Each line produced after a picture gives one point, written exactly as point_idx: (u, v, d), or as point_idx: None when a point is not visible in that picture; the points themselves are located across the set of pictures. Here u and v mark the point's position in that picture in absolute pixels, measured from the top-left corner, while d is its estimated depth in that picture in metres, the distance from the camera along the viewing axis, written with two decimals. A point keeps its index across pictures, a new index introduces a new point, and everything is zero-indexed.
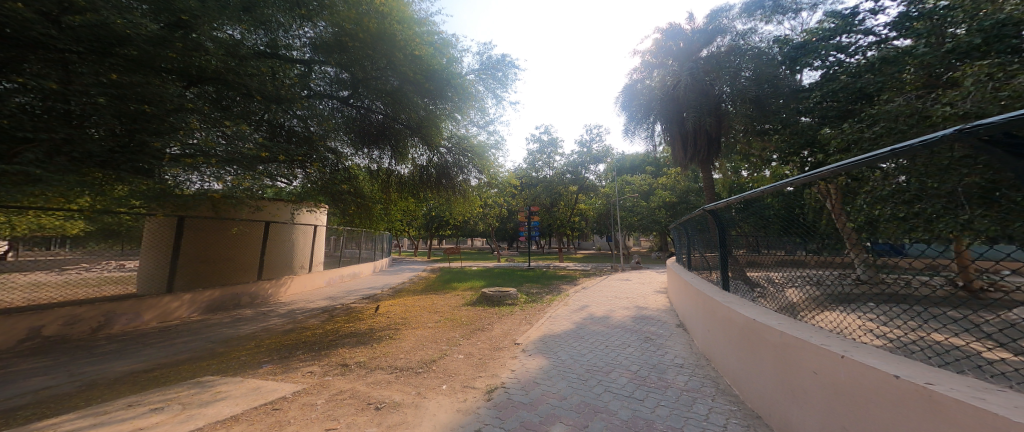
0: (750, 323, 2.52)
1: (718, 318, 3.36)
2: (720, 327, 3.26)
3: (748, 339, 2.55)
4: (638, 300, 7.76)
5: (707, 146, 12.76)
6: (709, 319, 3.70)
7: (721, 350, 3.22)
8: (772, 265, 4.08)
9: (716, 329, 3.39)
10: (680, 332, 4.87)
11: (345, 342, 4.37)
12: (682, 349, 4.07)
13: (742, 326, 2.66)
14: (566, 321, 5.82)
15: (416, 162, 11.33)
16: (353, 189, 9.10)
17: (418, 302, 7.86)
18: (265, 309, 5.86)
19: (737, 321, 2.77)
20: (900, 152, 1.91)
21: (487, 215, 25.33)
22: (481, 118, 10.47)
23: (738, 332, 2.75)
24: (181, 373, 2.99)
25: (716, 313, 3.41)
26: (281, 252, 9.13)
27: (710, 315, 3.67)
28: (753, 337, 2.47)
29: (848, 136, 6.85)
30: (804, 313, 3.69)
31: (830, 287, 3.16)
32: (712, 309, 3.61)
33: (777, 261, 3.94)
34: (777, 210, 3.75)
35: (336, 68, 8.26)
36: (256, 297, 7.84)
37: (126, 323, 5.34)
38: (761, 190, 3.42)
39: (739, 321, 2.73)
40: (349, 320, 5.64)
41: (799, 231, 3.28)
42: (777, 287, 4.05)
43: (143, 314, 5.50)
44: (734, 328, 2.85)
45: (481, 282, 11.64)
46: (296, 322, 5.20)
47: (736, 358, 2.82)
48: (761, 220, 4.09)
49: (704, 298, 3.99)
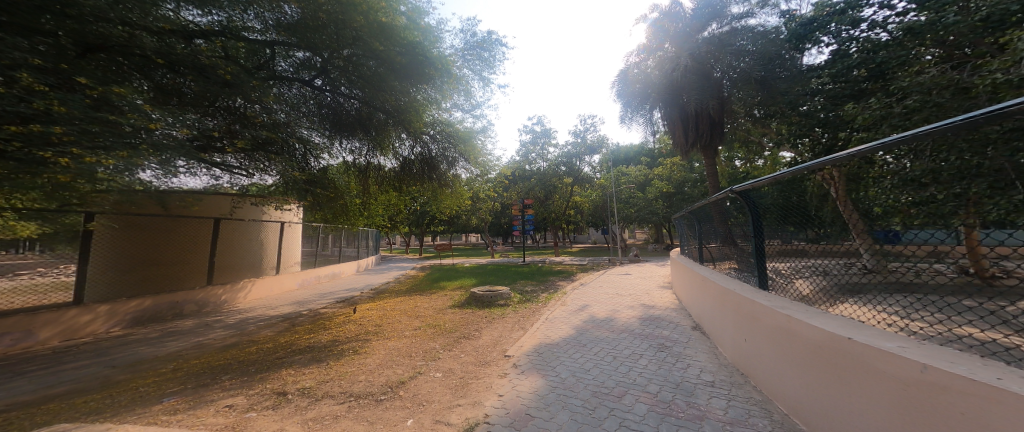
0: (830, 338, 1.80)
1: (759, 326, 2.65)
2: (765, 338, 2.54)
3: (827, 361, 1.82)
4: (642, 297, 7.05)
5: (709, 131, 11.89)
6: (742, 325, 3.00)
7: (770, 368, 2.47)
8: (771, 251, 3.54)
9: (757, 339, 2.68)
10: (697, 337, 4.17)
11: (294, 360, 3.54)
12: (706, 361, 3.35)
13: (813, 344, 1.93)
14: (564, 326, 5.09)
15: (399, 154, 10.40)
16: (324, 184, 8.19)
17: (398, 305, 7.03)
18: (212, 319, 5.00)
19: (800, 334, 2.06)
20: (997, 119, 1.35)
21: (481, 209, 24.40)
22: (466, 101, 9.50)
23: (804, 351, 2.02)
24: (27, 422, 2.16)
25: (757, 321, 2.70)
26: (239, 252, 8.29)
27: (743, 320, 2.97)
28: (838, 360, 1.74)
29: (872, 112, 5.97)
30: (820, 306, 3.16)
31: (837, 278, 2.86)
32: (746, 314, 2.91)
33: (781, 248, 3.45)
34: (791, 197, 3.23)
35: (305, 51, 7.35)
36: (204, 304, 6.91)
37: (14, 344, 4.38)
38: (775, 176, 2.87)
39: (805, 334, 2.02)
40: (311, 329, 4.83)
41: (818, 221, 2.77)
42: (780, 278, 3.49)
43: (40, 331, 4.54)
44: (795, 343, 2.13)
45: (472, 281, 10.77)
46: (243, 334, 4.35)
47: (802, 384, 2.07)
48: (773, 211, 3.56)
49: (731, 298, 3.28)
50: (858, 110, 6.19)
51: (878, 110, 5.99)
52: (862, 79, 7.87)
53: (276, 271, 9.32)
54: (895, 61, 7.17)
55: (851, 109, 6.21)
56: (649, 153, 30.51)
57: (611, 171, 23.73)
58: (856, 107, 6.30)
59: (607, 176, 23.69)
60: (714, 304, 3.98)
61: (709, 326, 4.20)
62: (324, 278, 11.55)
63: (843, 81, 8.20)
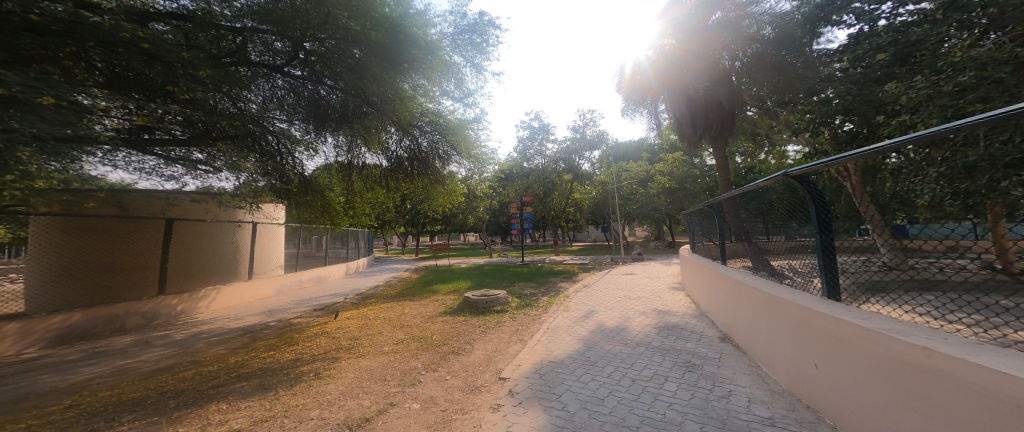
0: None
1: (853, 353, 1.90)
2: (866, 372, 1.79)
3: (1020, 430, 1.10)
4: (654, 301, 6.34)
5: (719, 121, 11.10)
6: (815, 348, 2.24)
7: (875, 417, 1.74)
8: (822, 249, 2.87)
9: (849, 371, 1.93)
10: (728, 351, 3.51)
11: (234, 389, 2.82)
12: (750, 386, 2.68)
13: (985, 395, 1.21)
14: (569, 337, 4.41)
15: (388, 151, 9.66)
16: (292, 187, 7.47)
17: (384, 313, 6.32)
18: (157, 334, 4.26)
19: (956, 379, 1.32)
20: None
21: (477, 208, 23.54)
22: (459, 90, 8.74)
23: (966, 409, 1.27)
24: None
25: (847, 345, 1.95)
26: (205, 256, 7.60)
27: (817, 341, 2.22)
28: None
29: (915, 91, 5.29)
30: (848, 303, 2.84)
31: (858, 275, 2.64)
32: (824, 334, 2.16)
33: (830, 244, 2.80)
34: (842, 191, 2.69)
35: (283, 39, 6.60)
36: (154, 316, 6.16)
37: None
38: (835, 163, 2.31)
39: (967, 380, 1.28)
40: (275, 345, 4.12)
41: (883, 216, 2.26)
42: (828, 283, 2.85)
43: None
44: (939, 391, 1.40)
45: (467, 284, 10.05)
46: (185, 353, 3.63)
47: None
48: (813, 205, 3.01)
49: (790, 311, 2.57)
50: (899, 89, 5.51)
51: (923, 89, 5.30)
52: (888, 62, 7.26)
53: (248, 276, 8.55)
54: (926, 40, 6.58)
55: (890, 88, 5.52)
56: (650, 152, 29.90)
57: (611, 168, 23.02)
58: (895, 87, 5.62)
59: (608, 172, 22.90)
60: (755, 315, 3.24)
61: (745, 340, 3.48)
62: (307, 282, 10.79)
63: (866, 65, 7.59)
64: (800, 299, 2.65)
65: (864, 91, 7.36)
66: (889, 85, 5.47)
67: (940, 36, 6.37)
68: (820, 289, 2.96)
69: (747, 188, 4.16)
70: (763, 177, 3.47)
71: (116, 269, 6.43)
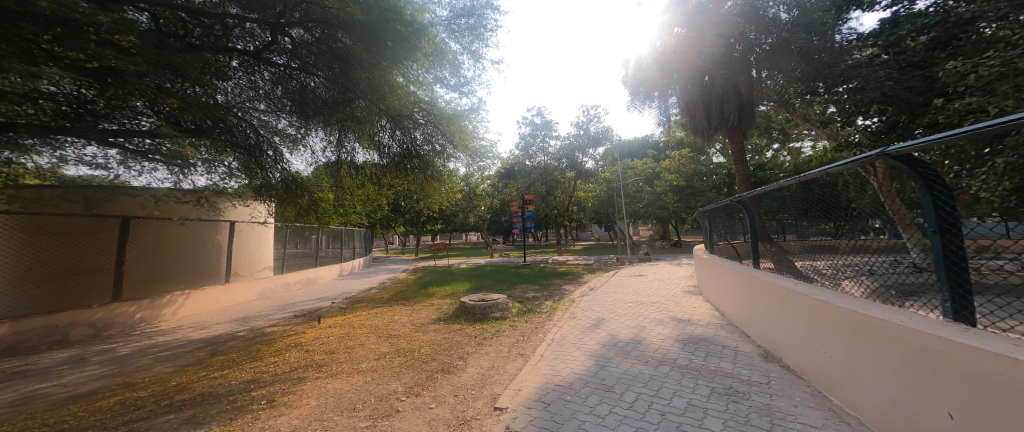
0: None
1: (1009, 402, 1.26)
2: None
3: None
4: (671, 308, 5.68)
5: (737, 113, 10.36)
6: (935, 389, 1.57)
7: None
8: (942, 254, 1.99)
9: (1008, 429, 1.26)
10: (776, 373, 2.86)
11: (158, 425, 2.24)
12: (823, 427, 2.04)
13: None
14: (577, 352, 3.80)
15: (383, 149, 8.95)
16: (267, 184, 6.87)
17: (371, 320, 5.74)
18: (100, 348, 3.68)
19: None
20: None
21: (477, 207, 22.72)
22: (457, 80, 8.16)
23: None
24: None
25: (998, 391, 1.30)
26: (178, 258, 7.17)
27: (939, 379, 1.55)
28: None
29: (989, 70, 4.63)
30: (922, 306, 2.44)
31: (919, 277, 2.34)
32: (953, 369, 1.49)
33: (959, 247, 1.91)
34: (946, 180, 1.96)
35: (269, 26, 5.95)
36: (106, 326, 5.57)
37: None
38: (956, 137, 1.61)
39: None
40: (235, 359, 3.54)
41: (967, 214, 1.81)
42: (960, 301, 1.95)
43: None
44: None
45: (465, 286, 9.45)
46: (122, 373, 3.06)
47: None
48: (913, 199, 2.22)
49: (879, 333, 1.93)
50: (965, 68, 4.85)
51: (997, 67, 4.66)
52: (925, 47, 6.66)
53: (227, 278, 8.00)
54: (978, 17, 5.88)
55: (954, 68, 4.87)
56: (655, 149, 29.10)
57: (616, 165, 22.27)
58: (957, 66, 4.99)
59: (613, 169, 22.18)
60: (816, 332, 2.55)
61: (800, 364, 2.80)
62: (295, 285, 10.20)
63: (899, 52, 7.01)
64: (894, 315, 1.97)
65: (905, 77, 6.68)
66: (953, 63, 4.83)
67: (1004, 13, 5.48)
68: (942, 309, 2.09)
69: (787, 183, 3.54)
70: (818, 168, 2.81)
71: (73, 273, 5.78)
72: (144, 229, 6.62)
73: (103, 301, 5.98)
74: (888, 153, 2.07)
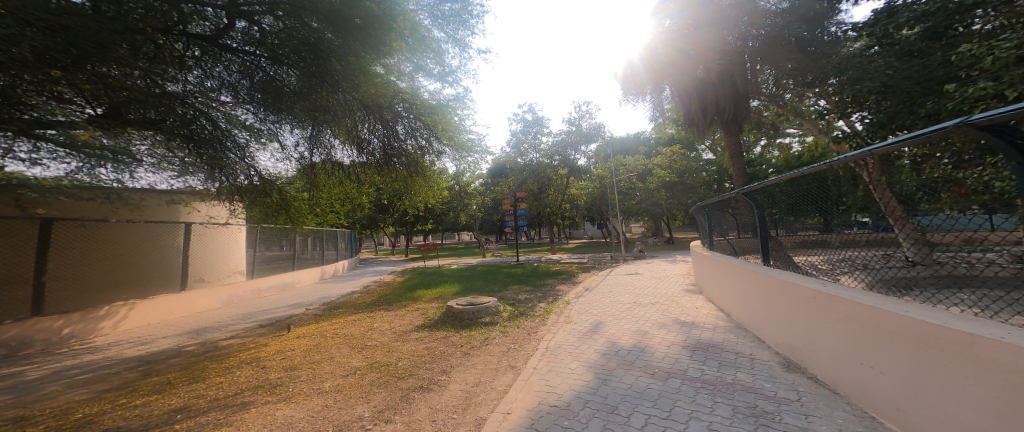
0: None
1: None
2: None
3: None
4: (673, 309, 5.29)
5: (733, 106, 10.04)
6: None
7: None
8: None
9: None
10: (806, 387, 2.46)
11: None
12: None
13: None
14: (573, 363, 3.37)
15: (364, 145, 8.30)
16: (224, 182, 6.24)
17: (347, 328, 5.21)
18: (8, 371, 3.09)
19: None
20: None
21: (468, 206, 22.08)
22: (442, 70, 7.65)
23: None
24: None
25: None
26: (115, 265, 6.78)
27: None
28: None
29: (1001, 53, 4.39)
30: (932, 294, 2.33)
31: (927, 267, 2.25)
32: None
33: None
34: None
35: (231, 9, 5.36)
36: (24, 344, 4.84)
37: None
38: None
39: None
40: (166, 382, 2.98)
41: None
42: None
43: None
44: None
45: (454, 288, 8.93)
46: (17, 405, 2.50)
47: None
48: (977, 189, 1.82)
49: (954, 349, 1.54)
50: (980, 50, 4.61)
51: (1013, 49, 4.45)
52: (923, 36, 6.45)
53: (184, 285, 7.20)
54: (980, 3, 5.65)
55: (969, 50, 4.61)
56: (646, 145, 28.93)
57: (608, 162, 21.97)
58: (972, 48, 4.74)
59: (605, 166, 21.91)
60: (858, 341, 2.15)
61: (834, 380, 2.39)
62: (268, 290, 9.47)
63: (895, 41, 6.81)
64: (973, 324, 1.57)
65: (905, 65, 6.44)
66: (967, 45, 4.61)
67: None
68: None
69: (802, 172, 3.16)
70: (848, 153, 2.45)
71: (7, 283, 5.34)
72: (70, 234, 6.03)
73: (18, 315, 5.17)
74: (954, 127, 1.69)
